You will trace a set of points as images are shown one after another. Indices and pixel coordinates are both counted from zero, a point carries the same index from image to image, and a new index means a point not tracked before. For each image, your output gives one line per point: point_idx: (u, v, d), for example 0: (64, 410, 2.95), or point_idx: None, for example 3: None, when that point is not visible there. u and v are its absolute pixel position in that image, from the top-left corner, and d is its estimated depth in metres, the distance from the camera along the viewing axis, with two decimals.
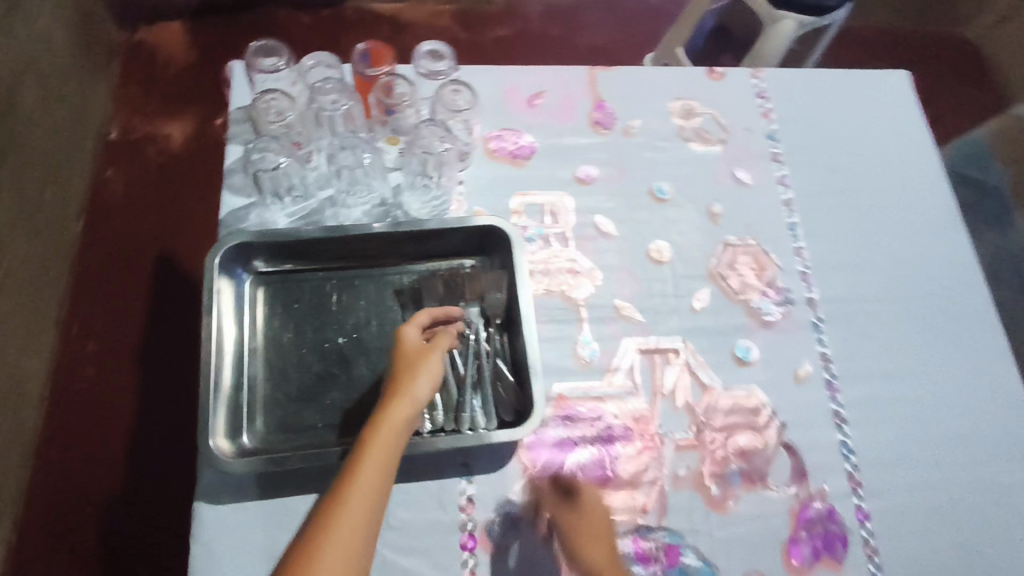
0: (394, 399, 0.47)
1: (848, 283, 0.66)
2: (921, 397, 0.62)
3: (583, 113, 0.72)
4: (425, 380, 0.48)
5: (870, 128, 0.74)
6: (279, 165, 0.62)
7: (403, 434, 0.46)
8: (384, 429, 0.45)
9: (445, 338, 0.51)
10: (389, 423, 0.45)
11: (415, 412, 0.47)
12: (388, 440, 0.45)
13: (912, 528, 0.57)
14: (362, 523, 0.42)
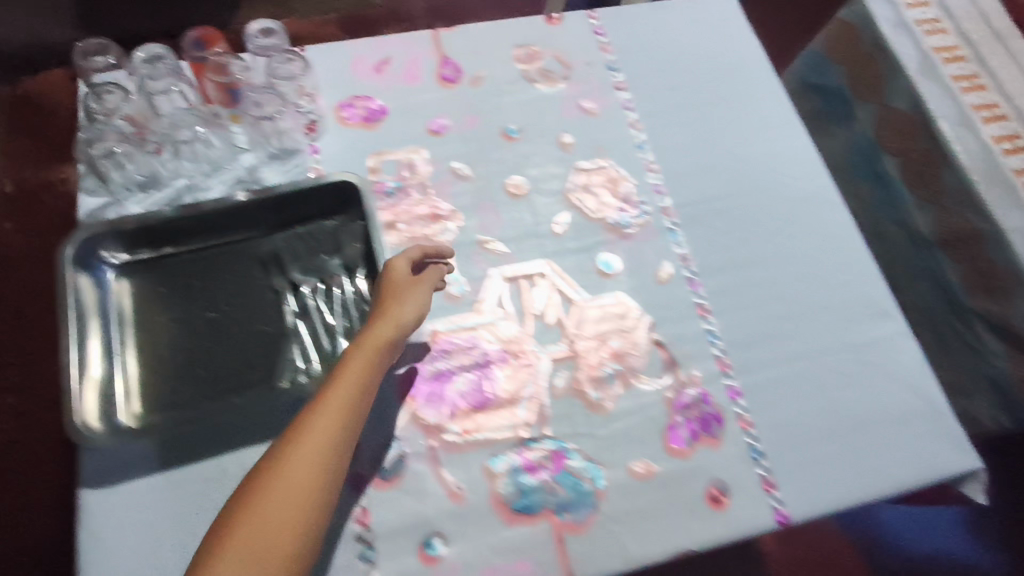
0: (385, 310, 0.52)
1: (696, 188, 0.70)
2: (775, 281, 0.66)
3: (429, 72, 0.74)
4: (414, 300, 0.53)
5: (705, 43, 0.78)
6: (116, 152, 0.63)
7: (390, 341, 0.51)
8: (373, 333, 0.51)
9: (433, 272, 0.57)
10: (379, 330, 0.51)
11: (404, 325, 0.52)
12: (376, 343, 0.50)
13: (779, 397, 0.61)
14: (349, 400, 0.47)
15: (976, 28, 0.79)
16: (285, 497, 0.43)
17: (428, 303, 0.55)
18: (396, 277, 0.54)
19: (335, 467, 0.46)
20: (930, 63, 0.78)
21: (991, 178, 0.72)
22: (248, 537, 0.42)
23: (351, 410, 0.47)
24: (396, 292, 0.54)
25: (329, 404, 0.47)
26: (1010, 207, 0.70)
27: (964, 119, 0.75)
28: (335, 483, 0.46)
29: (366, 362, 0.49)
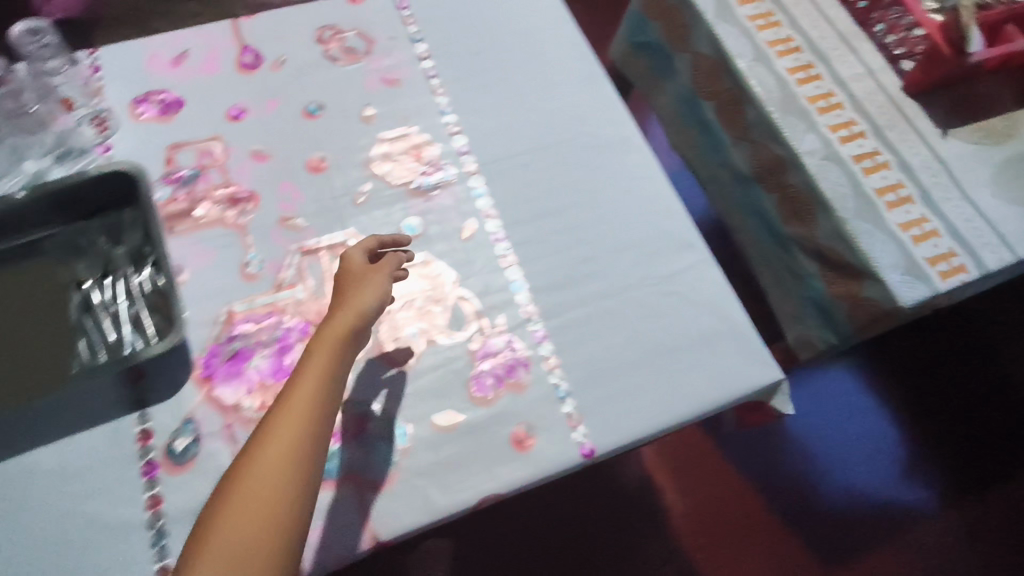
0: (345, 302, 0.52)
1: (499, 147, 0.72)
2: (579, 226, 0.68)
3: (228, 60, 0.73)
4: (371, 288, 0.54)
5: (505, 12, 0.80)
6: None
7: (351, 332, 0.51)
8: (333, 326, 0.51)
9: (393, 258, 0.57)
10: (338, 321, 0.51)
11: (363, 313, 0.52)
12: (337, 334, 0.51)
13: (583, 334, 0.63)
14: (316, 394, 0.48)
15: None
16: (257, 496, 0.43)
17: (390, 289, 0.55)
18: (354, 268, 0.55)
19: (308, 461, 0.46)
20: (727, 4, 0.83)
21: (786, 105, 0.77)
22: (224, 542, 0.42)
23: (316, 403, 0.47)
24: (354, 284, 0.54)
25: (294, 400, 0.47)
26: (802, 130, 0.75)
27: (760, 54, 0.80)
28: (311, 477, 0.45)
29: (327, 355, 0.50)
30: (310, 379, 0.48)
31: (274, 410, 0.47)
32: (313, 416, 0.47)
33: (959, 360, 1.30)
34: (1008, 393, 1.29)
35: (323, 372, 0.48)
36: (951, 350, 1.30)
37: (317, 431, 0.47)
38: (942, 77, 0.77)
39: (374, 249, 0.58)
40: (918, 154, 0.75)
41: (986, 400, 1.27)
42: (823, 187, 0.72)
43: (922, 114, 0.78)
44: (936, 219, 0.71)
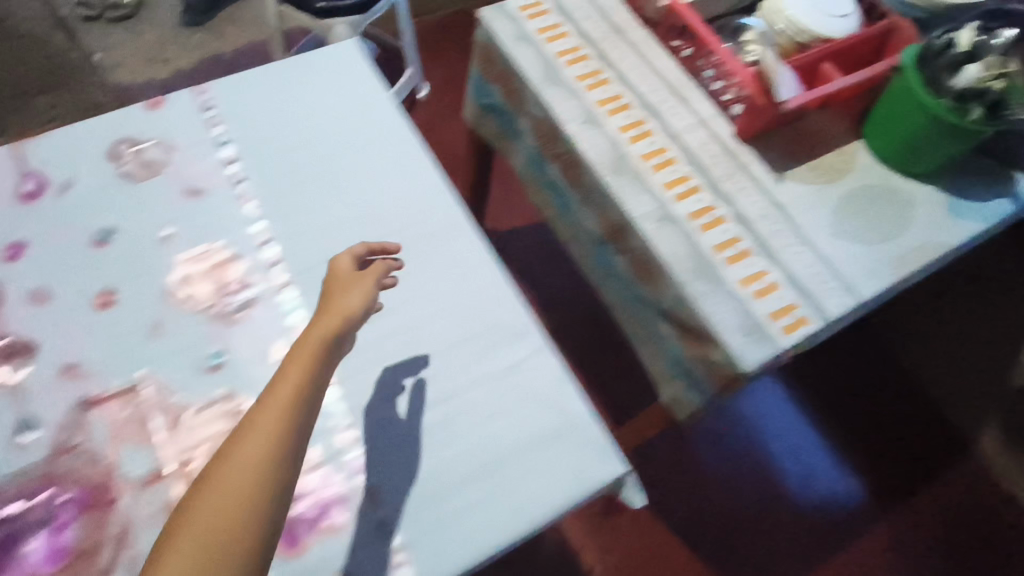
0: (331, 303, 0.54)
1: (314, 251, 0.67)
2: (403, 330, 0.64)
3: (7, 191, 0.67)
4: (354, 293, 0.55)
5: (321, 102, 0.77)
6: None
7: (333, 332, 0.52)
8: (317, 327, 0.52)
9: (378, 265, 0.58)
10: (324, 320, 0.52)
11: (345, 316, 0.53)
12: (319, 336, 0.51)
13: (408, 455, 0.58)
14: (295, 392, 0.48)
15: (599, 29, 0.85)
16: (225, 491, 0.43)
17: (373, 293, 0.56)
18: (337, 275, 0.56)
19: (280, 460, 0.45)
20: (553, 67, 0.80)
21: (619, 166, 0.74)
22: (188, 538, 0.41)
23: (293, 402, 0.47)
24: (341, 286, 0.56)
25: (271, 399, 0.47)
26: (637, 192, 0.72)
27: (590, 115, 0.77)
28: (283, 475, 0.45)
29: (310, 354, 0.50)
30: (291, 377, 0.48)
31: (252, 410, 0.47)
32: (288, 413, 0.47)
33: (866, 364, 1.28)
34: (921, 391, 1.25)
35: (302, 369, 0.48)
36: (857, 356, 1.28)
37: (292, 429, 0.46)
38: (770, 122, 0.76)
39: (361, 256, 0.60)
40: (754, 203, 0.73)
41: (897, 402, 1.24)
42: (660, 251, 0.69)
43: (757, 159, 0.76)
44: (776, 271, 0.70)
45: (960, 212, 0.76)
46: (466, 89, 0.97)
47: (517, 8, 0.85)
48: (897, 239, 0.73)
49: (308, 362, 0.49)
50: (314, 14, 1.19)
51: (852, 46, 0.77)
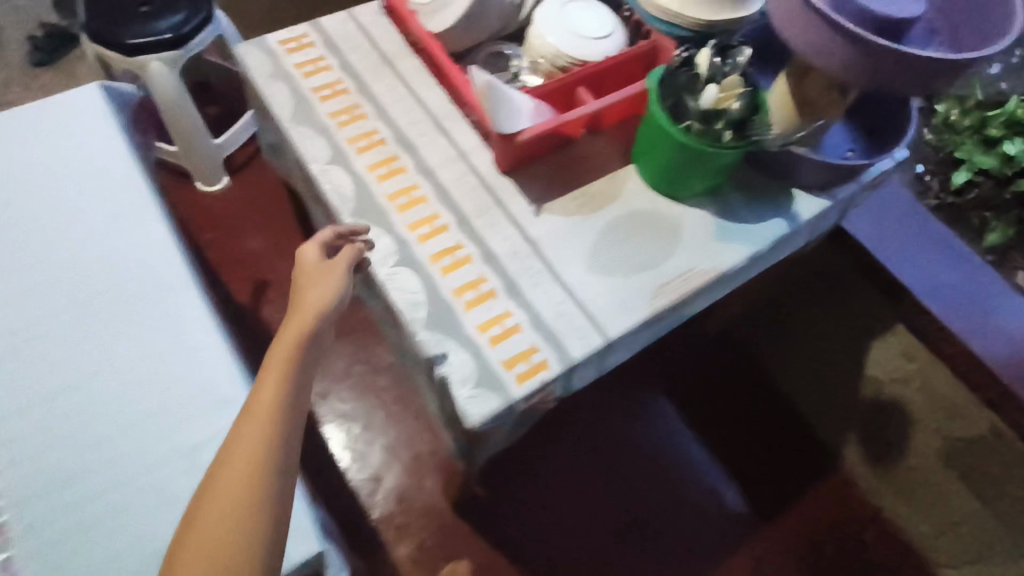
0: (300, 302, 0.60)
1: (11, 323, 0.63)
2: (98, 402, 0.60)
3: None
4: (321, 283, 0.61)
5: (47, 153, 0.72)
6: None
7: (305, 325, 0.58)
8: (293, 322, 0.58)
9: (346, 250, 0.63)
10: (296, 320, 0.59)
11: (319, 307, 0.59)
12: (295, 328, 0.58)
13: (72, 548, 0.54)
14: (278, 390, 0.55)
15: (365, 59, 0.80)
16: (231, 478, 0.51)
17: (343, 278, 0.62)
18: (305, 269, 0.62)
19: (272, 456, 0.52)
20: (305, 104, 0.76)
21: (361, 208, 0.69)
22: (199, 536, 0.48)
23: (278, 394, 0.55)
24: (310, 281, 0.61)
25: (259, 395, 0.54)
26: (377, 236, 0.68)
27: (338, 154, 0.72)
28: (279, 456, 0.52)
29: (289, 347, 0.57)
30: (274, 375, 0.55)
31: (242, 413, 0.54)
32: (276, 404, 0.54)
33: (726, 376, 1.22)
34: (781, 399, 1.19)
35: (283, 362, 0.55)
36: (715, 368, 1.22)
37: (280, 417, 0.54)
38: (528, 151, 0.72)
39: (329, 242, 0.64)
40: (506, 239, 0.69)
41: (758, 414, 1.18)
42: (393, 298, 0.65)
43: (515, 192, 0.72)
44: (521, 312, 0.65)
45: (732, 233, 0.73)
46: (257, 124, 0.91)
47: (276, 42, 0.80)
48: (654, 267, 0.69)
49: (285, 358, 0.56)
50: (123, 51, 1.12)
51: (611, 68, 0.74)
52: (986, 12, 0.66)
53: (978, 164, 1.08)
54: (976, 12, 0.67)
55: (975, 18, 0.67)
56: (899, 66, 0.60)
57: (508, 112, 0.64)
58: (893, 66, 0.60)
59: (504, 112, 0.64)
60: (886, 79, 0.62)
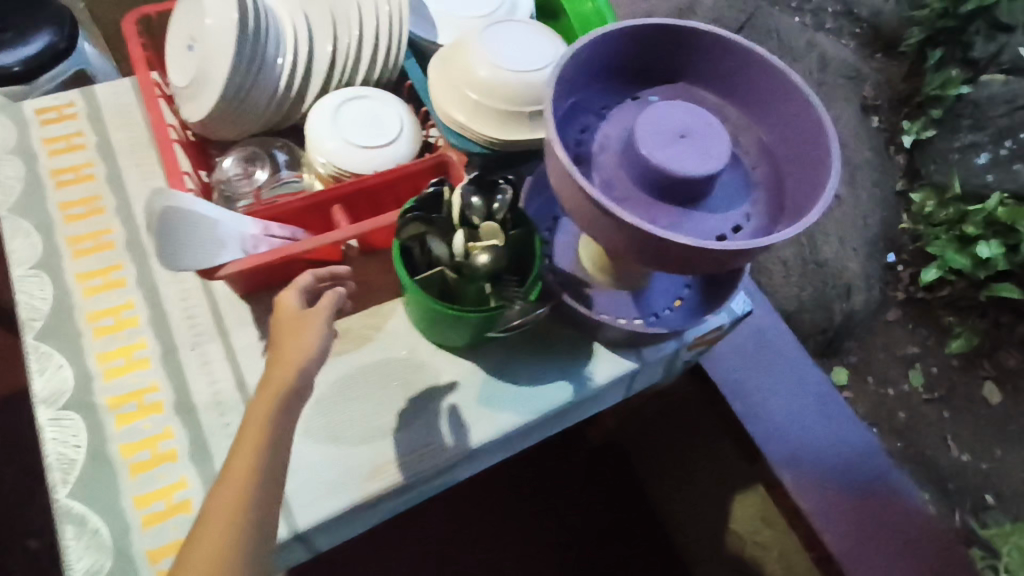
0: (280, 353, 0.49)
1: None
2: None
3: None
4: (299, 334, 0.50)
5: None
6: None
7: (281, 388, 0.47)
8: (266, 386, 0.47)
9: (326, 296, 0.53)
10: (275, 375, 0.47)
11: (300, 363, 0.48)
12: (271, 391, 0.47)
13: None
14: (255, 456, 0.44)
15: (128, 137, 0.69)
16: (198, 566, 0.41)
17: (326, 326, 0.51)
18: (284, 314, 0.51)
19: (243, 539, 0.42)
20: (37, 189, 0.66)
21: (50, 329, 0.59)
22: None
23: (250, 478, 0.43)
24: (292, 328, 0.50)
25: (233, 465, 0.44)
26: (56, 366, 0.57)
27: (50, 257, 0.62)
28: (251, 541, 0.43)
29: (264, 418, 0.46)
30: (245, 455, 0.44)
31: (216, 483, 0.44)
32: (244, 493, 0.43)
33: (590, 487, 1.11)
34: (656, 520, 1.09)
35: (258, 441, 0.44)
36: (579, 476, 1.12)
37: (250, 499, 0.43)
38: (268, 275, 0.61)
39: (309, 287, 0.55)
40: (214, 386, 0.58)
41: (624, 534, 1.08)
42: (45, 451, 0.54)
43: (247, 323, 0.61)
44: (200, 483, 0.54)
45: (505, 400, 0.61)
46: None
47: (31, 109, 0.70)
48: (391, 437, 0.58)
49: (258, 434, 0.45)
50: None
51: (382, 183, 0.63)
52: (807, 177, 0.54)
53: (949, 262, 1.01)
54: (798, 170, 0.56)
55: (797, 183, 0.55)
56: (659, 250, 0.49)
57: (212, 238, 0.54)
58: (652, 249, 0.49)
59: (206, 237, 0.53)
60: (653, 260, 0.50)
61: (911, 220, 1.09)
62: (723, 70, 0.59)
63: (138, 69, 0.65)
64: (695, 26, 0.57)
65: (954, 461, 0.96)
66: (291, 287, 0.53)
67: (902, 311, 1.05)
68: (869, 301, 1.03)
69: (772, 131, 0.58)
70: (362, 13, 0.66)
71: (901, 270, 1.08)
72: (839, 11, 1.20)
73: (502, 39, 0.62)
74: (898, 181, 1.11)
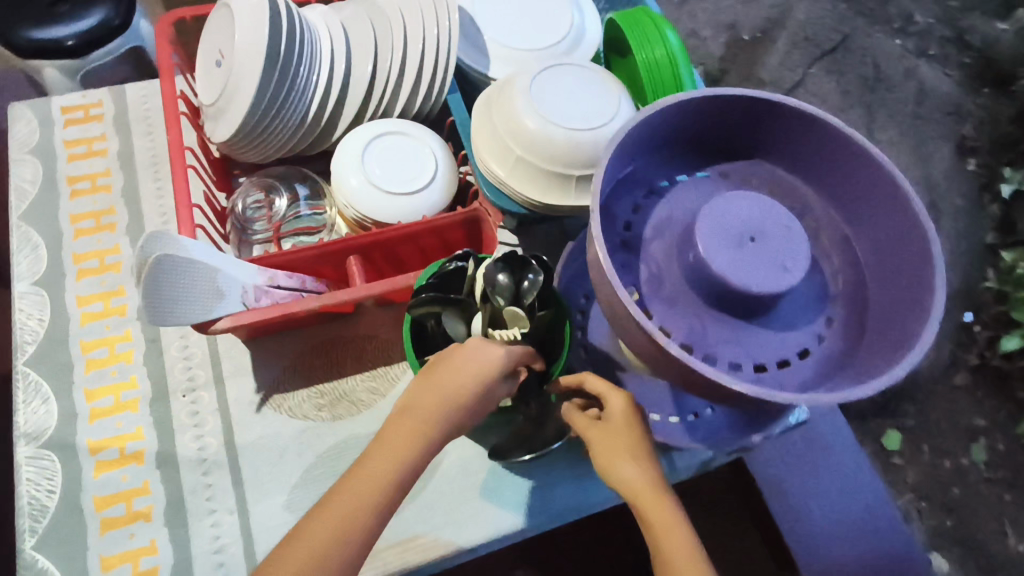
0: (452, 366, 0.39)
1: None
2: None
3: None
4: (473, 375, 0.39)
5: None
6: None
7: (420, 441, 0.36)
8: (405, 428, 0.36)
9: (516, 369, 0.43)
10: (441, 387, 0.38)
11: (468, 390, 0.38)
12: (411, 439, 0.36)
13: None
14: (398, 462, 0.34)
15: (151, 146, 0.65)
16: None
17: (494, 394, 0.41)
18: (466, 365, 0.39)
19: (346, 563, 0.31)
20: (50, 196, 0.62)
21: (42, 355, 0.55)
22: None
23: (390, 481, 0.34)
24: (467, 355, 0.40)
25: (372, 463, 0.34)
26: (41, 400, 0.54)
27: (53, 275, 0.59)
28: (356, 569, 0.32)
29: (397, 467, 0.34)
30: (363, 497, 0.33)
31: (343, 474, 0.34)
32: (373, 499, 0.33)
33: None
34: None
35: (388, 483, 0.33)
36: None
37: (375, 513, 0.33)
38: (274, 326, 0.56)
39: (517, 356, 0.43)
40: (201, 441, 0.54)
41: None
42: (18, 494, 0.51)
43: (244, 373, 0.56)
44: (171, 549, 0.50)
45: (505, 495, 0.55)
46: None
47: (57, 107, 0.66)
48: None
49: (383, 478, 0.34)
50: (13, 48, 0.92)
51: (404, 236, 0.56)
52: (900, 303, 0.45)
53: None
54: (887, 287, 0.47)
55: (886, 305, 0.46)
56: (711, 386, 0.41)
57: (211, 289, 0.48)
58: (702, 383, 0.42)
59: (203, 288, 0.48)
60: (699, 391, 0.43)
61: (997, 278, 1.01)
62: (810, 152, 0.50)
63: (163, 78, 0.60)
64: (783, 101, 0.47)
65: (1011, 549, 0.91)
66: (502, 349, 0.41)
67: (972, 377, 0.97)
68: (934, 361, 0.97)
69: (860, 231, 0.49)
70: (408, 37, 0.59)
71: (979, 330, 0.99)
72: (947, 38, 1.14)
73: (557, 89, 0.55)
74: (989, 233, 1.03)
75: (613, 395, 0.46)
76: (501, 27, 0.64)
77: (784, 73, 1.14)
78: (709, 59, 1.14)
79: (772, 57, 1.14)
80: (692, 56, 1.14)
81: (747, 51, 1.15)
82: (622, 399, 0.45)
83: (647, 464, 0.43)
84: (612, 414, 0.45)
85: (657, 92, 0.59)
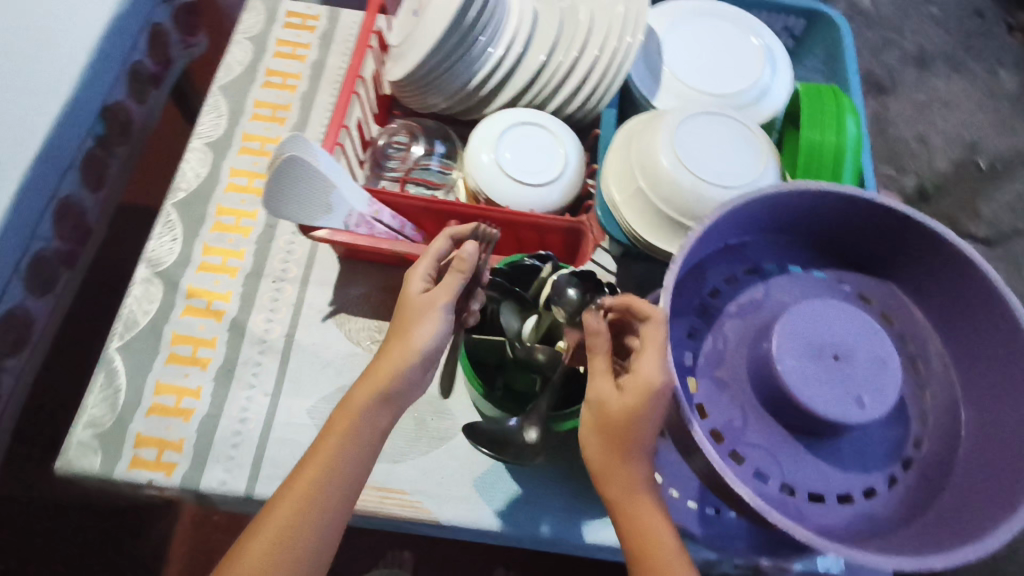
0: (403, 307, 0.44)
1: None
2: None
3: None
4: (410, 306, 0.43)
5: None
6: None
7: (383, 377, 0.41)
8: (368, 376, 0.42)
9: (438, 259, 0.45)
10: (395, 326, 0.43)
11: (411, 317, 0.43)
12: (374, 377, 0.41)
13: None
14: (356, 406, 0.41)
15: (340, 67, 0.73)
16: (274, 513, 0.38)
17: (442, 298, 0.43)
18: (407, 296, 0.44)
19: (319, 496, 0.38)
20: (247, 80, 0.71)
21: (188, 203, 0.65)
22: None
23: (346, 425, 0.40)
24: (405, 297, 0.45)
25: (339, 413, 0.41)
26: (171, 238, 0.63)
27: (223, 143, 0.68)
28: (330, 500, 0.38)
29: (359, 404, 0.41)
30: (335, 434, 0.40)
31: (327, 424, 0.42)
32: (336, 444, 0.40)
33: None
34: None
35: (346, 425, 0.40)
36: None
37: (342, 453, 0.39)
38: (367, 254, 0.61)
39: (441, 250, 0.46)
40: (269, 324, 0.60)
41: None
42: (125, 303, 0.60)
43: (328, 284, 0.62)
44: (208, 401, 0.57)
45: (496, 493, 0.55)
46: (191, 48, 0.88)
47: (285, 10, 0.76)
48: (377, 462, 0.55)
49: (345, 424, 0.40)
50: None
51: (506, 221, 0.58)
52: (984, 495, 0.39)
53: None
54: (979, 472, 0.40)
55: (966, 491, 0.40)
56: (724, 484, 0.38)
57: (322, 201, 0.53)
58: (718, 478, 0.39)
59: (318, 199, 0.53)
60: (714, 483, 0.41)
61: None
62: (951, 293, 0.44)
63: (369, 12, 0.66)
64: (936, 229, 0.42)
65: None
66: (423, 262, 0.45)
67: None
68: None
69: (974, 400, 0.43)
70: (588, 39, 0.60)
71: None
72: None
73: (703, 135, 0.54)
74: None
75: (658, 368, 0.38)
76: (681, 63, 0.63)
77: (1008, 215, 0.99)
78: (926, 171, 1.02)
79: (1001, 194, 1.00)
80: (906, 162, 1.03)
81: (974, 177, 1.01)
82: (660, 376, 0.38)
83: (637, 456, 0.39)
84: (641, 383, 0.38)
85: (812, 176, 0.55)
